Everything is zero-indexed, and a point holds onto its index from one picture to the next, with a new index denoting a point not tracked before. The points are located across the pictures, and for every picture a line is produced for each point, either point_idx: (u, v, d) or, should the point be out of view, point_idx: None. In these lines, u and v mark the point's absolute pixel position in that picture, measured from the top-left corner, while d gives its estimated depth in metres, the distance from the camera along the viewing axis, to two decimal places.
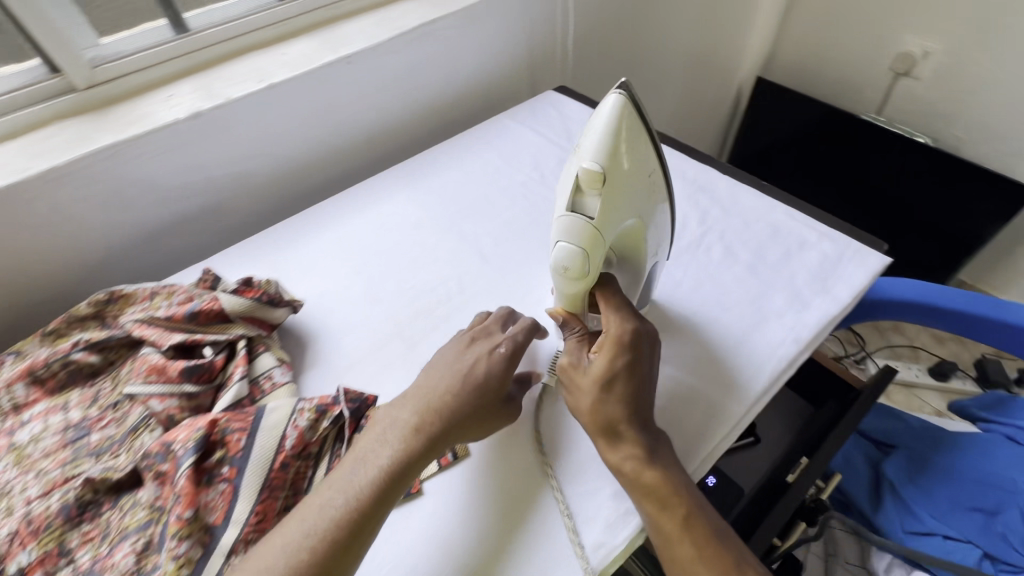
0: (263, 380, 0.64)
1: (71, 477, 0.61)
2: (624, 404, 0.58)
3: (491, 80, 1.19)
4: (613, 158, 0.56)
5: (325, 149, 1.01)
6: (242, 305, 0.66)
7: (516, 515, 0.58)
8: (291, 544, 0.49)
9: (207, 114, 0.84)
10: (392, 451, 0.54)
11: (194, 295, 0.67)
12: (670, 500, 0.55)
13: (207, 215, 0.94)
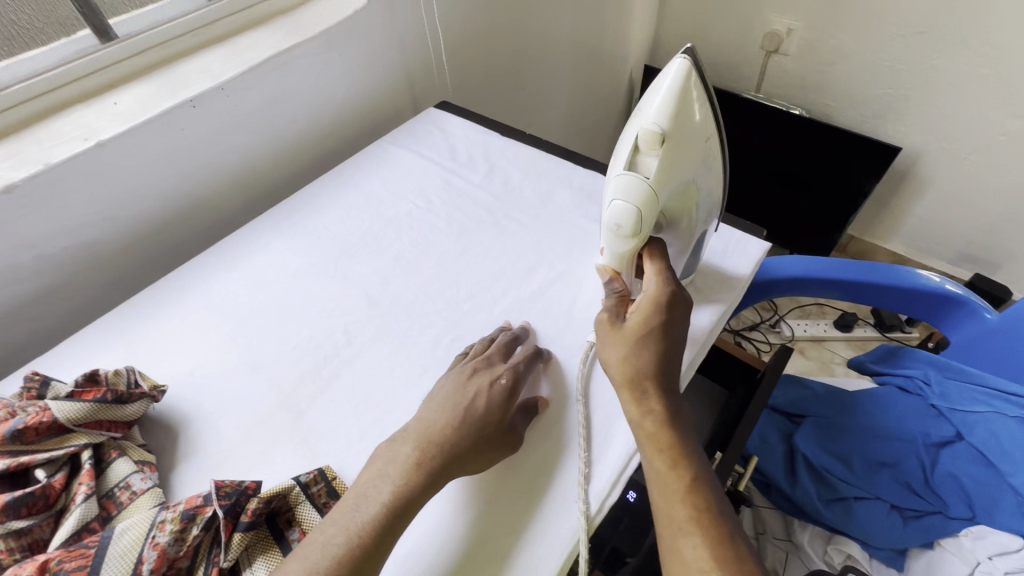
0: (119, 491, 0.56)
1: None
2: (662, 356, 0.59)
3: (367, 103, 1.13)
4: (678, 119, 0.57)
5: (185, 202, 0.92)
6: (83, 410, 0.57)
7: (495, 539, 0.56)
8: None
9: (23, 185, 0.72)
10: (392, 486, 0.53)
11: (20, 408, 0.57)
12: (682, 463, 0.54)
13: (48, 296, 0.82)
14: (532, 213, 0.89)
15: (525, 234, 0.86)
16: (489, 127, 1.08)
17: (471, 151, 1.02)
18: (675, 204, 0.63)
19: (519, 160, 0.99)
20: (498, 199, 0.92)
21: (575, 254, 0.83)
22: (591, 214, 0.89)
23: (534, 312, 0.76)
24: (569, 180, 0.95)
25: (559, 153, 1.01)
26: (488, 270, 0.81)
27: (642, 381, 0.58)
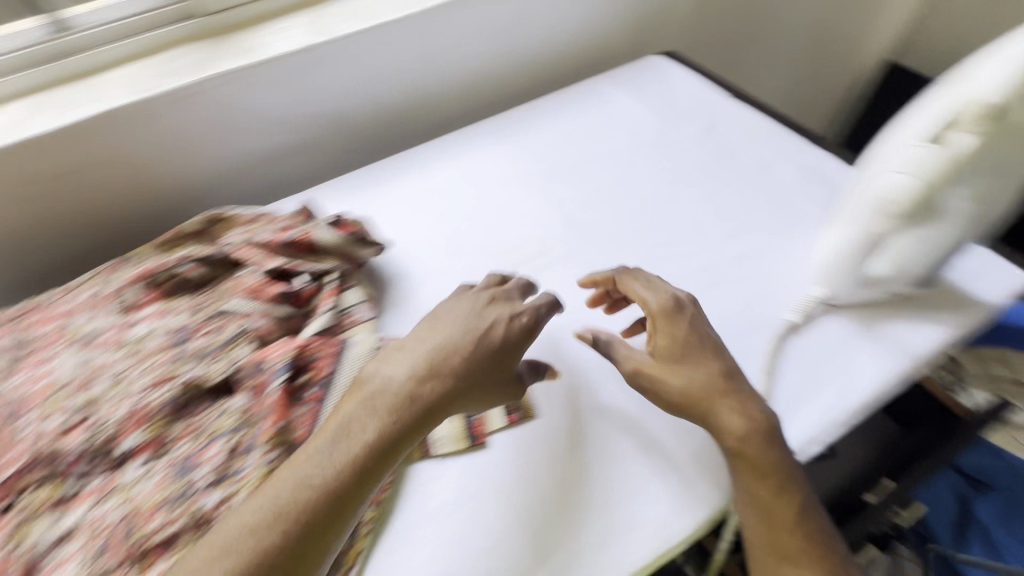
0: (347, 315, 0.66)
1: (175, 374, 0.67)
2: (723, 380, 0.56)
3: (595, 39, 1.13)
4: (1015, 97, 0.53)
5: (420, 96, 1.00)
6: (336, 241, 0.69)
7: (625, 471, 0.58)
8: (262, 515, 0.43)
9: (316, 49, 0.85)
10: (378, 423, 0.48)
11: (294, 224, 0.71)
12: (787, 489, 0.52)
13: (305, 150, 0.97)
14: (747, 180, 0.84)
15: (735, 198, 0.82)
16: (715, 86, 1.02)
17: (692, 106, 0.98)
18: (973, 196, 0.57)
19: (742, 125, 0.93)
20: (712, 158, 0.88)
21: (787, 232, 0.77)
22: (814, 195, 0.81)
23: (729, 277, 0.73)
24: (796, 157, 0.87)
25: (789, 127, 0.93)
26: (688, 223, 0.79)
27: (702, 404, 0.55)
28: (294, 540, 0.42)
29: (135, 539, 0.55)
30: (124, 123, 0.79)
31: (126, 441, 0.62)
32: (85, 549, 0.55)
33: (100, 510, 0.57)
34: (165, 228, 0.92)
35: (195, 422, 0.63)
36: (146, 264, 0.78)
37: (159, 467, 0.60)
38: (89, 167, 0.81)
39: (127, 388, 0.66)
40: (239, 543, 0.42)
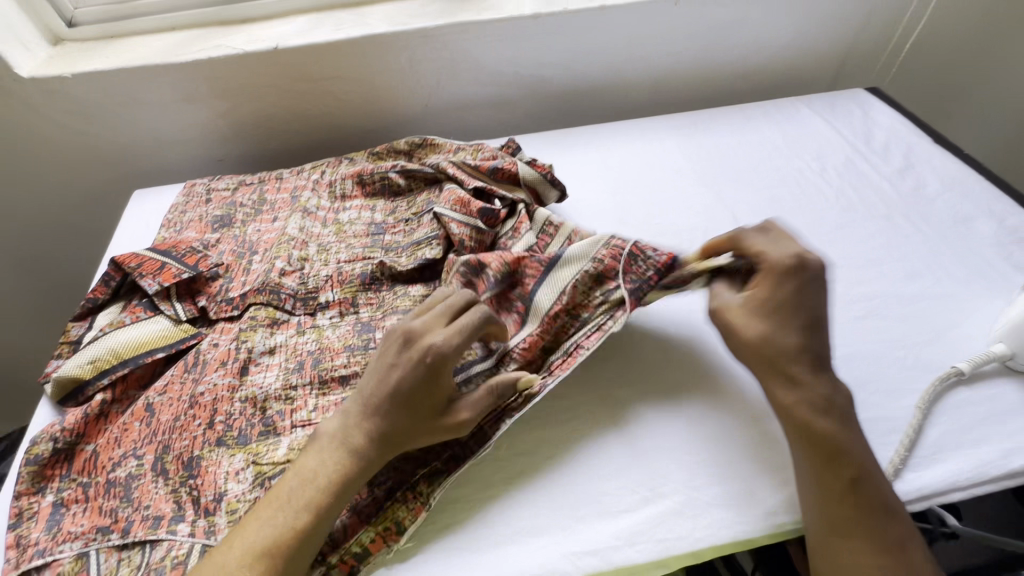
0: (543, 236, 0.72)
1: (367, 257, 0.79)
2: (794, 350, 0.54)
3: (797, 62, 1.13)
4: None
5: (612, 79, 1.07)
6: (531, 176, 0.80)
7: (725, 459, 0.59)
8: (260, 528, 0.51)
9: (543, 18, 0.95)
10: (343, 458, 0.54)
11: (497, 157, 0.83)
12: (840, 459, 0.51)
13: (501, 106, 1.08)
14: (937, 227, 0.81)
15: (919, 241, 0.79)
16: (921, 129, 0.97)
17: (891, 144, 0.95)
18: None
19: (946, 172, 0.88)
20: (901, 198, 0.85)
21: (972, 286, 0.73)
22: (1013, 258, 0.75)
23: (897, 313, 0.71)
24: (1003, 216, 0.81)
25: (1001, 187, 0.86)
26: (861, 252, 0.78)
27: (765, 360, 0.55)
28: (359, 461, 0.54)
29: (320, 368, 0.66)
30: (375, 48, 0.94)
31: (323, 295, 0.75)
32: (283, 364, 0.68)
33: (298, 340, 0.70)
34: (372, 145, 1.08)
35: (377, 298, 0.75)
36: (359, 165, 0.93)
37: (344, 322, 0.72)
38: (338, 78, 0.97)
39: (330, 257, 0.80)
40: (322, 464, 0.54)
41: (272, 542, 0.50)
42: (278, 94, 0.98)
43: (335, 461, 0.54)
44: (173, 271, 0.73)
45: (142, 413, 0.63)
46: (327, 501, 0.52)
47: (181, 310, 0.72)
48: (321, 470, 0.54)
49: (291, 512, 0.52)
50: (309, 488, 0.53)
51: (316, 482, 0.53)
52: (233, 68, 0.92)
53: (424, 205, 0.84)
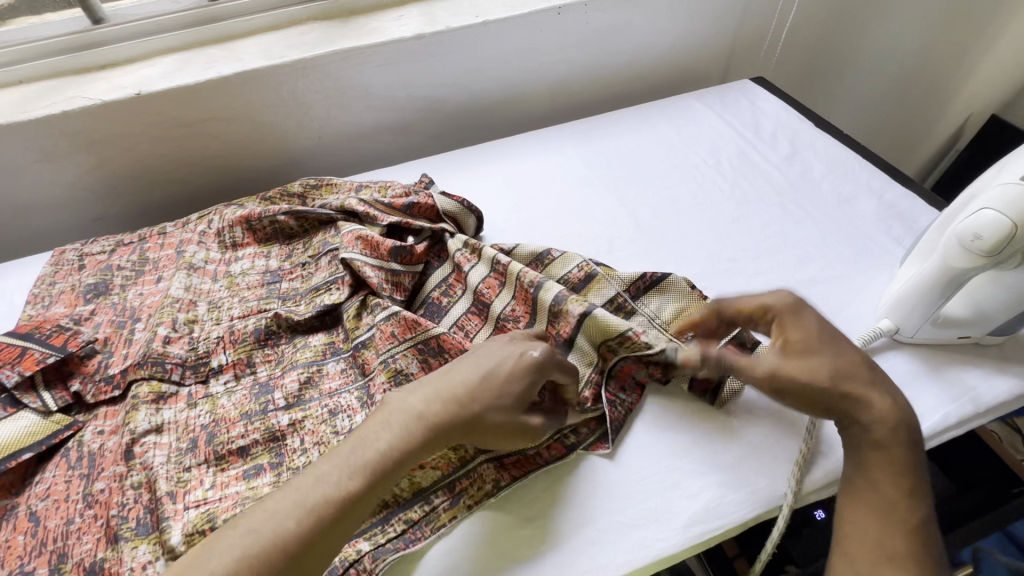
0: (483, 289, 0.71)
1: (263, 309, 0.75)
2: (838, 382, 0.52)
3: (686, 58, 1.16)
4: None
5: (510, 92, 1.06)
6: (450, 207, 0.79)
7: (639, 475, 0.59)
8: (269, 522, 0.44)
9: (427, 38, 0.92)
10: (394, 437, 0.49)
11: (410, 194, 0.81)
12: (863, 484, 0.48)
13: (399, 129, 1.04)
14: (824, 209, 0.84)
15: (809, 225, 0.82)
16: (803, 114, 1.02)
17: (777, 131, 0.98)
18: None
19: (829, 155, 0.92)
20: (791, 184, 0.89)
21: (860, 266, 0.76)
22: (894, 233, 0.80)
23: None
24: (881, 192, 0.85)
25: (877, 164, 0.91)
26: (757, 243, 0.80)
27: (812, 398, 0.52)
28: (427, 439, 0.50)
29: (216, 443, 0.61)
30: (252, 85, 0.89)
31: (216, 359, 0.69)
32: (175, 444, 0.62)
33: (189, 414, 0.64)
34: (268, 184, 1.03)
35: (275, 353, 0.71)
36: (249, 209, 0.87)
37: (241, 387, 0.67)
38: (216, 120, 0.91)
39: (222, 315, 0.75)
40: (388, 436, 0.49)
41: (315, 505, 0.45)
42: (152, 142, 0.90)
43: (400, 433, 0.49)
44: (36, 356, 0.65)
45: (28, 526, 0.56)
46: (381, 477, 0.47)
47: (50, 399, 0.64)
48: (383, 442, 0.49)
49: (338, 482, 0.46)
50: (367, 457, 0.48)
51: (378, 450, 0.48)
52: (94, 120, 0.84)
53: (321, 245, 0.80)
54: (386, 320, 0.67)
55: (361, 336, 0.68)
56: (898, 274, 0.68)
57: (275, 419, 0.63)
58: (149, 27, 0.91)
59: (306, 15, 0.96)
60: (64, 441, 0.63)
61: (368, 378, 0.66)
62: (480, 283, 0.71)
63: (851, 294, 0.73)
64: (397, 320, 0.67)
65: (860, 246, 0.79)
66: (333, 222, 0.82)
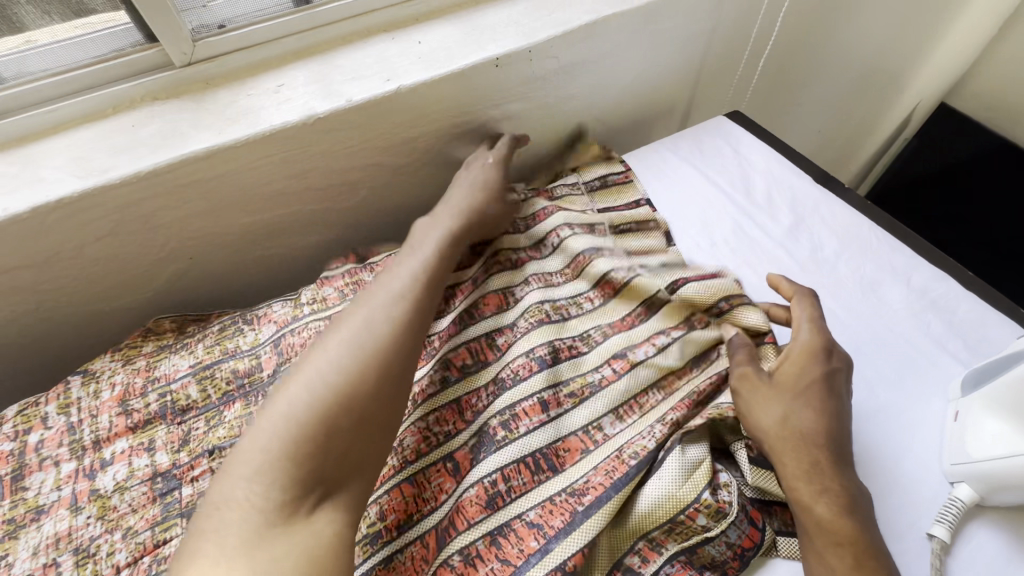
0: (501, 482, 0.52)
1: (162, 544, 0.52)
2: (823, 441, 0.49)
3: (650, 92, 0.96)
4: None
5: (446, 161, 0.83)
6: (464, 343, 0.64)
7: None
8: (327, 376, 0.46)
9: (322, 117, 0.66)
10: (401, 293, 0.54)
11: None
12: (868, 564, 0.45)
13: (307, 225, 0.79)
14: (849, 303, 0.69)
15: (837, 330, 0.67)
16: (795, 165, 0.87)
17: (771, 191, 0.82)
18: None
19: (837, 223, 0.78)
20: (804, 267, 0.73)
21: (909, 388, 0.62)
22: (933, 332, 0.66)
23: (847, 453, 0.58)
24: (905, 275, 0.71)
25: (889, 231, 0.77)
26: None
27: (784, 443, 0.50)
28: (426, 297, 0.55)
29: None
30: (68, 214, 0.60)
31: None
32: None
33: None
34: (132, 321, 0.75)
35: None
36: (118, 385, 0.63)
37: None
38: (21, 267, 0.62)
39: (99, 569, 0.51)
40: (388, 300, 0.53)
41: (351, 370, 0.46)
42: None
43: (397, 302, 0.53)
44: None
45: None
46: (389, 355, 0.48)
47: None
48: (387, 311, 0.51)
49: (362, 349, 0.48)
50: (370, 334, 0.49)
51: (378, 328, 0.50)
52: None
53: (239, 424, 0.59)
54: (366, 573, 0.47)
55: None
56: (968, 419, 0.55)
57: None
58: None
59: (140, 95, 0.67)
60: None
61: None
62: (501, 472, 0.53)
63: (910, 434, 0.59)
64: (359, 548, 0.49)
65: (903, 358, 0.64)
66: (261, 387, 0.62)
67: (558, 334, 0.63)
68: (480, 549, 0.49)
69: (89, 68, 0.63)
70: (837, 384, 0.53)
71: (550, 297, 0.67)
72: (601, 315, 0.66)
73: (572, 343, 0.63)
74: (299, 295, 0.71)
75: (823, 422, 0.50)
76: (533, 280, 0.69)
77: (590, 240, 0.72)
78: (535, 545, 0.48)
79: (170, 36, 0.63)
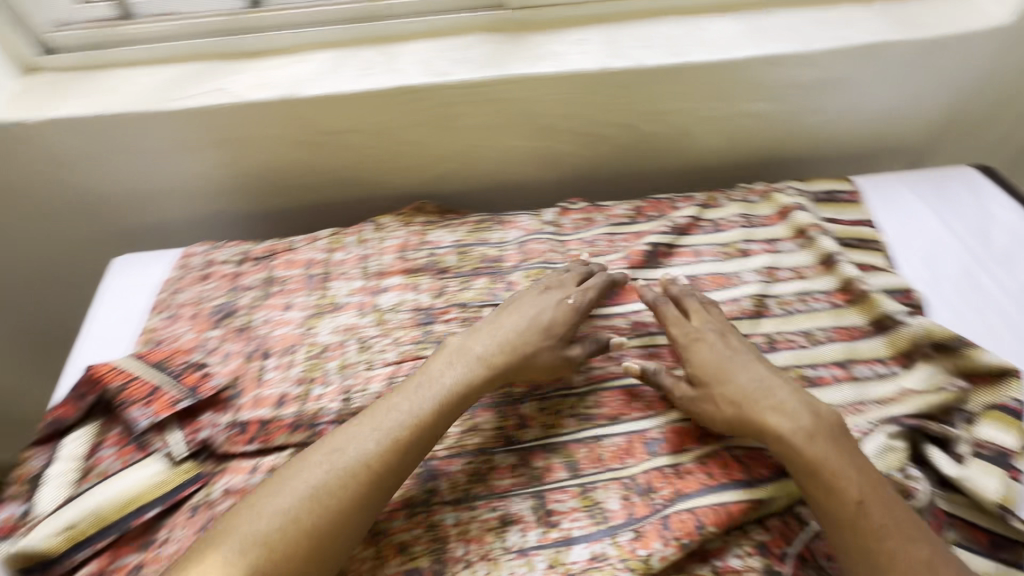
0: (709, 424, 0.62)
1: (420, 357, 0.67)
2: (700, 379, 0.60)
3: (898, 128, 0.96)
4: None
5: (685, 140, 0.91)
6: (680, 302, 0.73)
7: None
8: (273, 514, 0.48)
9: (612, 72, 0.78)
10: (378, 439, 0.53)
11: (616, 248, 0.79)
12: (837, 490, 0.50)
13: (552, 163, 0.91)
14: None
15: None
16: None
17: (1012, 249, 0.80)
18: None
19: None
20: None
21: None
22: None
23: None
24: None
25: None
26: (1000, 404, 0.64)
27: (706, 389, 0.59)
28: (398, 455, 0.53)
29: (376, 531, 0.55)
30: (407, 101, 0.77)
31: None
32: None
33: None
34: (398, 201, 0.92)
35: None
36: (399, 238, 0.81)
37: None
38: (358, 132, 0.81)
39: (374, 358, 0.67)
40: (354, 448, 0.53)
41: (299, 508, 0.49)
42: (284, 147, 0.81)
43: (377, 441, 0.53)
44: (169, 398, 0.61)
45: None
46: (342, 503, 0.50)
47: (178, 445, 0.59)
48: (363, 451, 0.52)
49: (314, 496, 0.50)
50: (322, 485, 0.50)
51: (341, 468, 0.51)
52: (235, 116, 0.76)
53: (485, 293, 0.74)
54: (577, 439, 0.62)
55: (528, 441, 0.61)
56: None
57: (440, 515, 0.56)
58: (299, 19, 0.78)
59: (473, 24, 0.81)
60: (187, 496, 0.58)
61: (544, 485, 0.58)
62: None
63: None
64: (576, 421, 0.63)
65: None
66: (504, 273, 0.76)
67: (782, 326, 0.71)
68: (690, 467, 0.58)
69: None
70: (712, 330, 0.64)
71: (776, 291, 0.74)
72: (829, 318, 0.72)
73: (792, 338, 0.70)
74: (541, 214, 0.84)
75: (693, 360, 0.62)
76: (763, 273, 0.76)
77: (835, 246, 0.77)
78: (738, 476, 0.57)
79: None
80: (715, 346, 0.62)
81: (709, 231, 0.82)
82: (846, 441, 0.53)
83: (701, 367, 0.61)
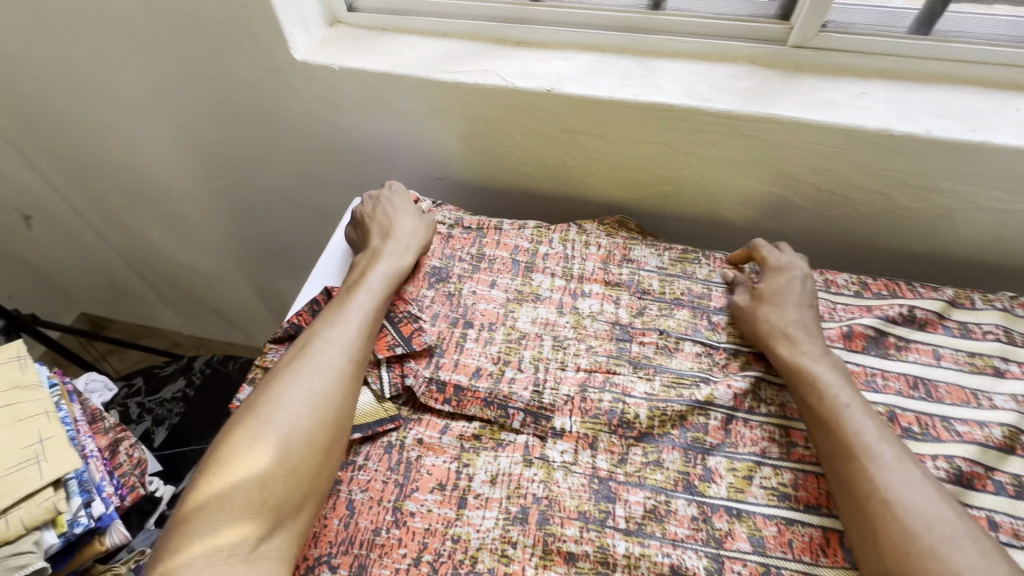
0: None
1: (612, 372, 0.67)
2: (759, 302, 0.69)
3: None
4: None
5: (941, 225, 0.80)
6: (910, 405, 0.64)
7: None
8: (255, 463, 0.53)
9: (894, 135, 0.70)
10: (325, 381, 0.59)
11: (836, 316, 0.73)
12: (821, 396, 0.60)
13: (778, 213, 0.85)
14: None
15: None
16: None
17: None
18: None
19: None
20: None
21: None
22: None
23: None
24: None
25: None
26: None
27: (756, 313, 0.69)
28: (343, 398, 0.59)
29: (548, 532, 0.55)
30: (657, 119, 0.76)
31: (560, 420, 0.63)
32: (504, 504, 0.57)
33: (523, 474, 0.59)
34: (604, 209, 0.93)
35: (620, 445, 0.61)
36: (603, 247, 0.81)
37: (579, 469, 0.60)
38: (596, 137, 0.81)
39: (567, 360, 0.68)
40: (308, 390, 0.58)
41: (282, 451, 0.54)
42: (523, 135, 0.85)
43: (325, 380, 0.59)
44: (388, 340, 0.68)
45: (342, 511, 0.57)
46: (315, 431, 0.56)
47: (386, 384, 0.65)
48: (316, 391, 0.58)
49: (285, 436, 0.55)
50: (293, 424, 0.55)
51: (308, 408, 0.57)
52: (491, 98, 0.80)
53: (686, 326, 0.72)
54: (767, 515, 0.56)
55: (712, 498, 0.58)
56: None
57: (611, 540, 0.55)
58: (571, 17, 0.81)
59: (745, 54, 0.78)
60: (384, 431, 0.63)
61: (722, 551, 0.55)
62: None
63: None
64: (767, 493, 0.58)
65: None
66: (708, 310, 0.73)
67: None
68: None
69: (729, 21, 0.77)
70: (783, 267, 0.72)
71: None
72: None
73: None
74: None
75: (760, 291, 0.70)
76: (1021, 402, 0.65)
77: None
78: None
79: (815, 18, 0.72)
80: (793, 282, 0.70)
81: (955, 333, 0.71)
82: (863, 419, 0.57)
83: (775, 291, 0.70)
